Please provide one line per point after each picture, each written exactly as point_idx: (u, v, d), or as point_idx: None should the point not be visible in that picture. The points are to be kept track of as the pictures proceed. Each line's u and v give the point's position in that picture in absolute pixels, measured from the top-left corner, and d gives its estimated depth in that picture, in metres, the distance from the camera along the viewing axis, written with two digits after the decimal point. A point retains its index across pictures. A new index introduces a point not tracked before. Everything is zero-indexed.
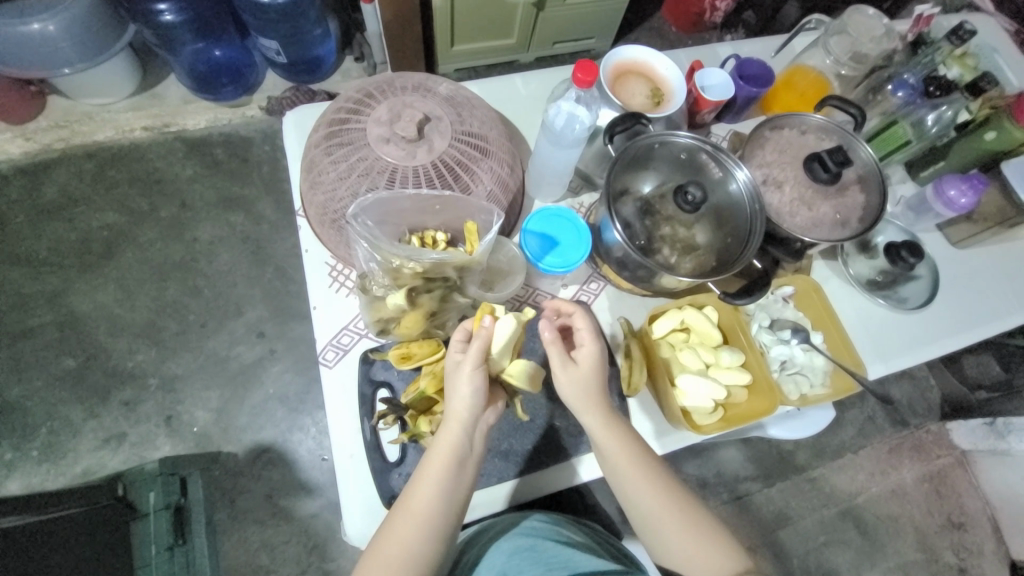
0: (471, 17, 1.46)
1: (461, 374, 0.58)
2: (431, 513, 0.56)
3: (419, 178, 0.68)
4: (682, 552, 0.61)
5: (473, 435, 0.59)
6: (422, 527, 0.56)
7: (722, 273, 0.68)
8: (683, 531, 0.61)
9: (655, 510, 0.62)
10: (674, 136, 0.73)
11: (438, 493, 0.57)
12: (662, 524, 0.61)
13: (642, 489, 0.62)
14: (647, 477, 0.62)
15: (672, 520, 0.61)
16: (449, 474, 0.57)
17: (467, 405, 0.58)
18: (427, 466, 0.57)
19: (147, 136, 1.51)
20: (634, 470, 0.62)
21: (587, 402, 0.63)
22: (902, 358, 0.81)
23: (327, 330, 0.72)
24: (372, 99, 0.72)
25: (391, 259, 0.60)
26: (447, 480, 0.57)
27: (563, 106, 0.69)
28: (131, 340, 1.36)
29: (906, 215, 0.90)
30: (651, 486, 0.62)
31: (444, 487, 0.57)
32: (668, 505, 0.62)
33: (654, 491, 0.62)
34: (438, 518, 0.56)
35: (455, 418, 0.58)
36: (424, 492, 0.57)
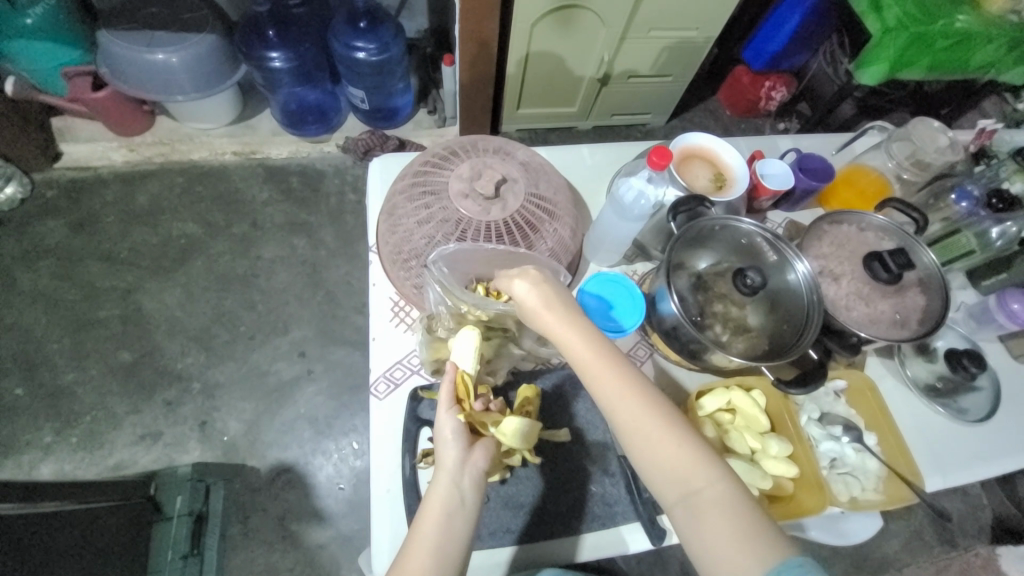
0: (541, 86, 1.60)
1: (440, 422, 0.60)
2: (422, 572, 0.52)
3: (491, 233, 0.73)
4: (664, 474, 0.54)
5: (464, 486, 0.57)
6: None
7: (778, 358, 0.69)
8: (662, 453, 0.54)
9: (631, 425, 0.55)
10: (735, 222, 0.76)
11: (433, 551, 0.53)
12: (637, 441, 0.55)
13: (617, 403, 0.56)
14: (617, 391, 0.56)
15: (645, 438, 0.55)
16: (440, 523, 0.54)
17: (449, 447, 0.58)
18: (421, 519, 0.55)
19: (235, 160, 1.67)
20: (598, 386, 0.57)
21: (578, 345, 0.58)
22: (960, 471, 0.77)
23: (381, 362, 0.74)
24: (456, 157, 0.79)
25: (459, 305, 0.65)
26: (442, 534, 0.54)
27: (635, 183, 0.74)
28: (184, 343, 1.44)
29: (967, 322, 0.88)
30: (627, 400, 0.56)
31: (445, 544, 0.54)
32: (639, 415, 0.55)
33: (629, 406, 0.56)
34: None
35: (444, 467, 0.57)
36: (420, 552, 0.53)
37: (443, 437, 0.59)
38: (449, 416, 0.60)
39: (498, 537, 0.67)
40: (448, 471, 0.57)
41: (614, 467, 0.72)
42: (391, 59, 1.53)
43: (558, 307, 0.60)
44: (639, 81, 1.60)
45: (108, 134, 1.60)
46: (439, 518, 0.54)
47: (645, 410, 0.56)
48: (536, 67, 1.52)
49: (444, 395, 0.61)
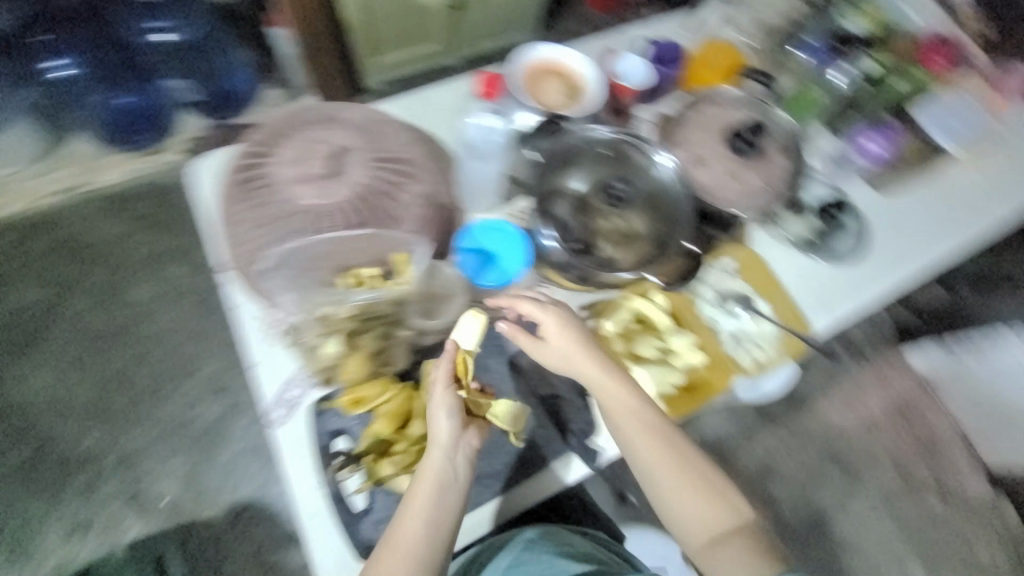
0: (387, 27, 1.42)
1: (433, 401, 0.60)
2: (417, 546, 0.57)
3: (339, 215, 0.65)
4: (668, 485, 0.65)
5: (456, 463, 0.60)
6: (410, 555, 0.57)
7: (659, 260, 0.70)
8: (669, 468, 0.65)
9: (646, 449, 0.65)
10: (592, 131, 0.73)
11: (427, 521, 0.58)
12: (651, 462, 0.65)
13: (633, 427, 0.65)
14: (634, 416, 0.65)
15: (657, 460, 0.65)
16: (438, 507, 0.58)
17: (438, 436, 0.60)
18: (413, 494, 0.59)
19: (61, 200, 1.40)
20: (619, 415, 0.65)
21: (601, 383, 0.65)
22: (842, 308, 0.84)
23: (269, 387, 0.67)
24: (277, 137, 0.68)
25: (321, 305, 0.60)
26: (434, 511, 0.58)
27: (478, 122, 0.74)
28: (81, 421, 1.28)
29: (831, 170, 0.90)
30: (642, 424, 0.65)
31: (437, 521, 0.58)
32: (654, 438, 0.65)
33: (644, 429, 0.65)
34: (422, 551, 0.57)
35: (436, 443, 0.60)
36: (413, 522, 0.58)
37: (434, 418, 0.60)
38: (444, 398, 0.60)
39: None
40: (437, 450, 0.60)
41: (542, 409, 0.71)
42: (203, 35, 1.36)
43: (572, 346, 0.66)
44: None
45: None
46: (432, 506, 0.58)
47: (658, 441, 0.65)
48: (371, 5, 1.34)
49: (440, 377, 0.60)
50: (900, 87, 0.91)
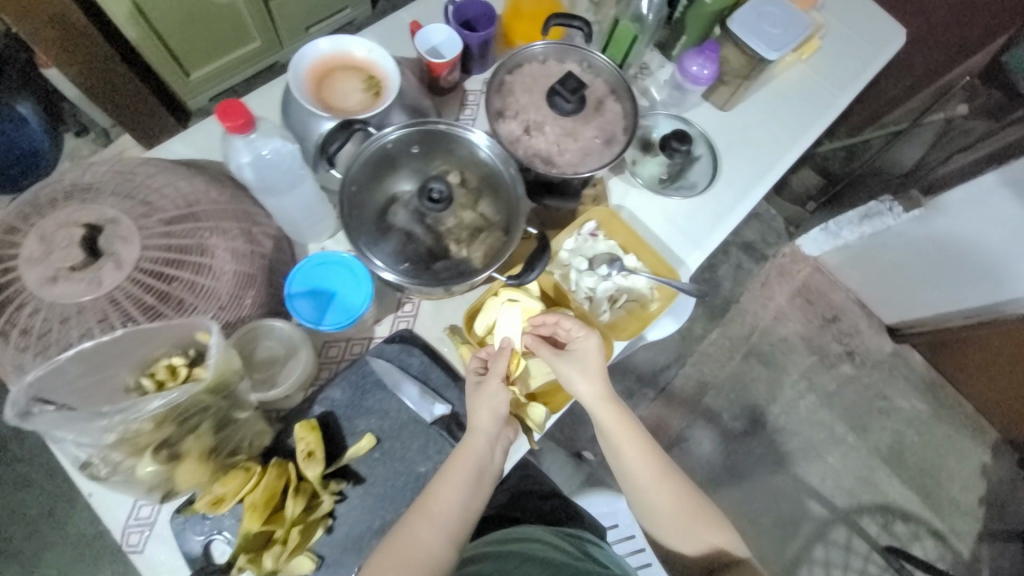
0: (186, 38, 1.23)
1: (486, 389, 0.64)
2: (452, 524, 0.61)
3: (120, 305, 0.54)
4: (650, 496, 0.70)
5: (493, 452, 0.64)
6: (441, 525, 0.60)
7: (507, 247, 0.64)
8: (653, 476, 0.70)
9: (637, 463, 0.70)
10: (395, 128, 0.65)
11: (463, 503, 0.62)
12: (639, 475, 0.70)
13: (627, 441, 0.70)
14: (626, 430, 0.70)
15: (647, 470, 0.70)
16: (469, 492, 0.62)
17: (481, 435, 0.63)
18: (450, 476, 0.62)
19: None
20: (616, 430, 0.70)
21: (602, 406, 0.69)
22: (710, 237, 0.84)
23: (114, 513, 0.58)
24: (18, 230, 0.55)
25: (110, 433, 0.46)
26: (469, 494, 0.62)
27: (245, 161, 0.59)
28: None
29: (673, 97, 0.90)
30: (634, 439, 0.70)
31: (469, 504, 0.62)
32: (644, 454, 0.70)
33: (636, 444, 0.70)
34: (459, 529, 0.61)
35: (479, 431, 0.63)
36: (450, 500, 0.61)
37: (481, 412, 0.64)
38: (497, 388, 0.64)
39: None
40: (470, 451, 0.62)
41: (435, 433, 0.67)
42: None
43: (587, 367, 0.67)
44: None
45: None
46: (467, 495, 0.62)
47: (647, 458, 0.70)
48: (153, 17, 1.14)
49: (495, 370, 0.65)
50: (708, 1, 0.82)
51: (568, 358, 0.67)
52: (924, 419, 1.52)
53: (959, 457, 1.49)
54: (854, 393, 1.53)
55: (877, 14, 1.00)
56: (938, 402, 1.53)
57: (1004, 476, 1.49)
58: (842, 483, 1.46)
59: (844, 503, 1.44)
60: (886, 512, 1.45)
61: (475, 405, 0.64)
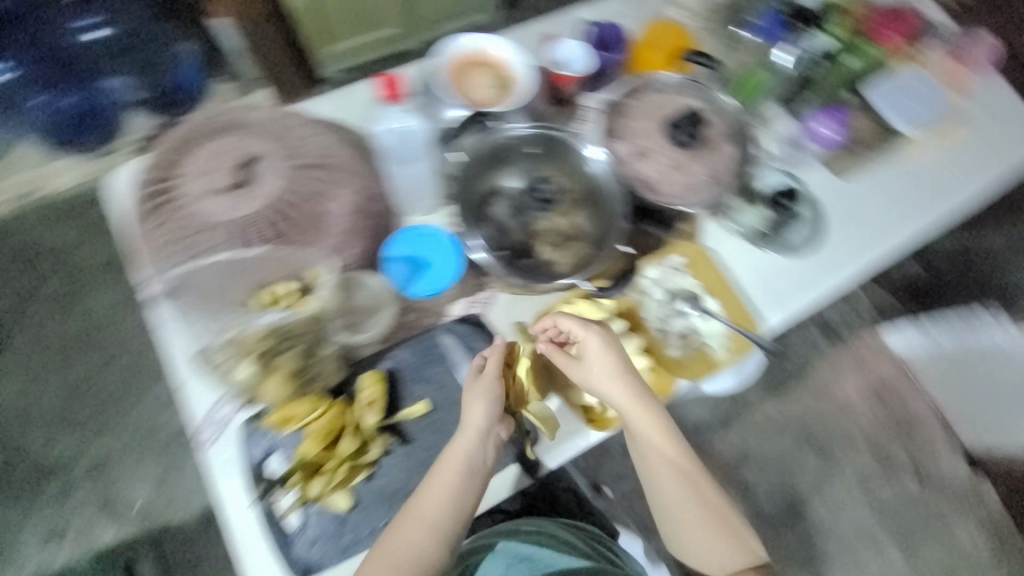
0: (338, 14, 1.36)
1: (479, 390, 0.64)
2: (440, 521, 0.60)
3: (254, 227, 0.62)
4: (676, 507, 0.69)
5: (485, 453, 0.63)
6: (428, 526, 0.60)
7: (597, 262, 0.67)
8: (680, 489, 0.68)
9: (664, 472, 0.68)
10: (519, 128, 0.69)
11: (450, 501, 0.60)
12: (665, 485, 0.69)
13: (660, 450, 0.68)
14: (660, 441, 0.68)
15: (674, 483, 0.68)
16: (454, 490, 0.60)
17: (470, 436, 0.62)
18: (439, 474, 0.61)
19: (18, 209, 1.38)
20: (649, 441, 0.68)
21: (639, 410, 0.67)
22: (796, 302, 0.81)
23: (197, 405, 0.65)
24: (189, 146, 0.65)
25: (230, 328, 0.62)
26: (457, 493, 0.61)
27: (391, 125, 0.71)
28: (50, 430, 1.28)
29: (787, 154, 0.87)
30: (669, 448, 0.68)
31: (457, 503, 0.61)
32: (673, 463, 0.68)
33: (670, 454, 0.68)
34: (445, 528, 0.60)
35: (468, 430, 0.63)
36: (437, 500, 0.60)
37: (475, 410, 0.63)
38: (493, 387, 0.65)
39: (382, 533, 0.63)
40: (459, 448, 0.62)
41: None
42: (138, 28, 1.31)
43: (614, 369, 0.67)
44: None
45: None
46: (454, 493, 0.61)
47: (675, 468, 0.69)
48: None
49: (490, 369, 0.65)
50: (848, 64, 0.87)
51: (577, 364, 0.68)
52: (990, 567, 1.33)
53: None
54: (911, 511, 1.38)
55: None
56: None
57: None
58: None
59: None
60: None
61: (469, 402, 0.64)
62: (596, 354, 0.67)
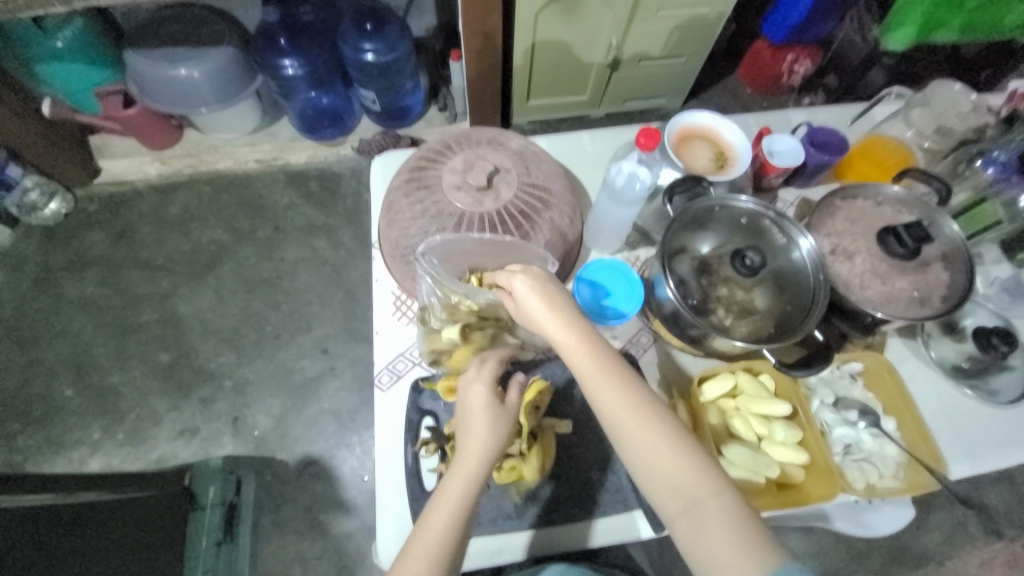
0: (547, 76, 1.58)
1: (473, 411, 0.60)
2: (440, 543, 0.54)
3: (483, 224, 0.74)
4: (703, 539, 0.53)
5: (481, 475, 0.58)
6: (431, 550, 0.54)
7: (783, 339, 0.66)
8: (697, 508, 0.54)
9: (669, 486, 0.55)
10: (736, 200, 0.74)
11: (447, 520, 0.55)
12: (675, 498, 0.54)
13: (655, 459, 0.55)
14: (664, 446, 0.56)
15: (685, 497, 0.54)
16: (456, 509, 0.56)
17: (471, 461, 0.58)
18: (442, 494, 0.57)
19: (259, 168, 1.73)
20: (636, 449, 0.56)
21: (619, 403, 0.57)
22: (991, 457, 0.72)
23: (385, 354, 0.76)
24: (451, 151, 0.80)
25: (449, 295, 0.66)
26: (456, 513, 0.56)
27: (625, 167, 0.75)
28: (216, 343, 1.52)
29: (1000, 298, 0.82)
30: (674, 460, 0.55)
31: (456, 526, 0.55)
32: (681, 472, 0.55)
33: (675, 468, 0.55)
34: (446, 555, 0.54)
35: (465, 453, 0.58)
36: (443, 517, 0.56)
37: (474, 431, 0.59)
38: (494, 415, 0.60)
39: (500, 523, 0.68)
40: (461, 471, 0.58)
41: (616, 453, 0.72)
42: (399, 58, 1.56)
43: (602, 353, 0.59)
44: (649, 64, 1.56)
45: (140, 149, 1.68)
46: (458, 511, 0.56)
47: (685, 473, 0.55)
48: (542, 56, 1.49)
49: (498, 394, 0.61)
50: None
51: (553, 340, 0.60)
52: None
53: None
54: None
55: None
56: None
57: None
58: None
59: None
60: None
61: (469, 422, 0.60)
62: (588, 381, 0.58)
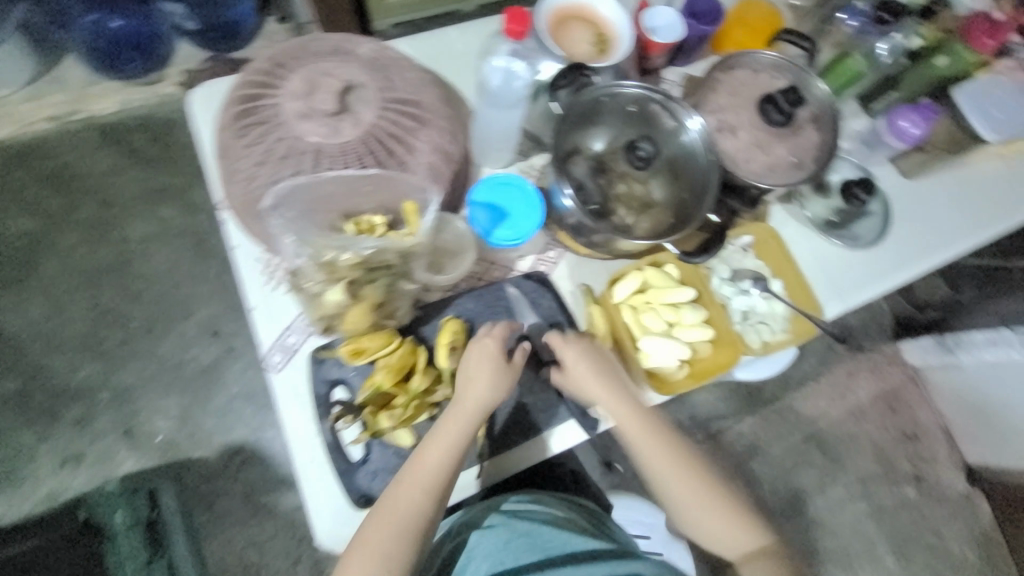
0: None
1: (469, 375, 0.62)
2: (415, 514, 0.58)
3: (345, 156, 0.60)
4: (683, 501, 0.68)
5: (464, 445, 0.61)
6: (404, 518, 0.58)
7: (681, 229, 0.66)
8: (682, 482, 0.67)
9: (658, 465, 0.67)
10: (622, 88, 0.67)
11: (425, 492, 0.58)
12: (667, 480, 0.67)
13: (648, 446, 0.67)
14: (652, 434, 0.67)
15: (674, 476, 0.67)
16: (435, 480, 0.59)
17: (455, 430, 0.60)
18: (422, 458, 0.60)
19: (53, 128, 1.34)
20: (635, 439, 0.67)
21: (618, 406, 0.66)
22: (855, 294, 0.82)
23: (269, 331, 0.65)
24: (283, 69, 0.63)
25: (323, 250, 0.55)
26: (432, 485, 0.59)
27: (498, 64, 0.69)
28: (73, 355, 1.27)
29: (859, 151, 0.87)
30: (656, 442, 0.67)
31: (434, 493, 0.59)
32: (667, 454, 0.67)
33: (660, 447, 0.67)
34: (419, 523, 0.58)
35: (452, 421, 0.61)
36: (413, 489, 0.58)
37: (467, 394, 0.62)
38: (490, 380, 0.62)
39: None
40: (444, 439, 0.60)
41: (542, 372, 0.71)
42: None
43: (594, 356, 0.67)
44: None
45: None
46: (436, 479, 0.59)
47: (669, 453, 0.67)
48: None
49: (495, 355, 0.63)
50: (940, 63, 0.82)
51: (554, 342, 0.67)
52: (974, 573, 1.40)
53: None
54: (907, 517, 1.42)
55: None
56: (994, 562, 1.41)
57: None
58: None
59: None
60: None
61: (464, 388, 0.62)
62: (589, 393, 0.66)
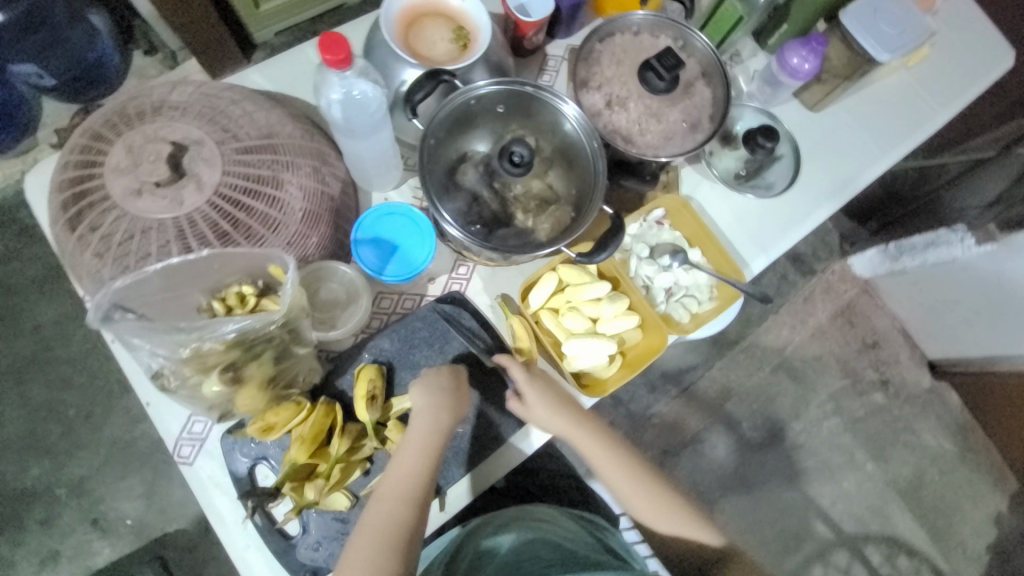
0: None
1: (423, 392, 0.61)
2: (390, 534, 0.56)
3: (194, 227, 0.55)
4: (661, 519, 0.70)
5: (427, 456, 0.59)
6: (381, 539, 0.55)
7: (580, 226, 0.62)
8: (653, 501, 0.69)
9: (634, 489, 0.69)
10: (476, 88, 0.62)
11: (393, 509, 0.57)
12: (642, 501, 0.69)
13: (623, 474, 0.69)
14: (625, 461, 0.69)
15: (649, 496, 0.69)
16: (404, 496, 0.57)
17: (416, 445, 0.59)
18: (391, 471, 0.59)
19: None
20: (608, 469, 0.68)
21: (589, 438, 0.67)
22: (779, 242, 0.81)
23: (172, 423, 0.62)
24: (107, 140, 0.56)
25: (181, 347, 0.48)
26: (402, 501, 0.57)
27: (334, 96, 0.57)
28: (19, 456, 1.20)
29: (763, 91, 0.84)
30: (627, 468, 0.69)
31: (405, 507, 0.57)
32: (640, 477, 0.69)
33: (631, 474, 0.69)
34: (396, 539, 0.56)
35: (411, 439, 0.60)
36: (386, 504, 0.57)
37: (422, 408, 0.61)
38: (443, 390, 0.61)
39: None
40: (408, 449, 0.59)
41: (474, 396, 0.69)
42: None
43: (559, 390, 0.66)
44: None
45: None
46: (405, 493, 0.57)
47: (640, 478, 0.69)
48: None
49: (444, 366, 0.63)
50: None
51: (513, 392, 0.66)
52: (948, 459, 1.47)
53: (978, 503, 1.46)
54: (880, 422, 1.48)
55: (992, 29, 0.91)
56: (966, 445, 1.48)
57: (1018, 528, 1.45)
58: (852, 509, 1.43)
59: (852, 529, 1.43)
60: (892, 544, 1.42)
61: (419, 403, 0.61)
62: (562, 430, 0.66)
